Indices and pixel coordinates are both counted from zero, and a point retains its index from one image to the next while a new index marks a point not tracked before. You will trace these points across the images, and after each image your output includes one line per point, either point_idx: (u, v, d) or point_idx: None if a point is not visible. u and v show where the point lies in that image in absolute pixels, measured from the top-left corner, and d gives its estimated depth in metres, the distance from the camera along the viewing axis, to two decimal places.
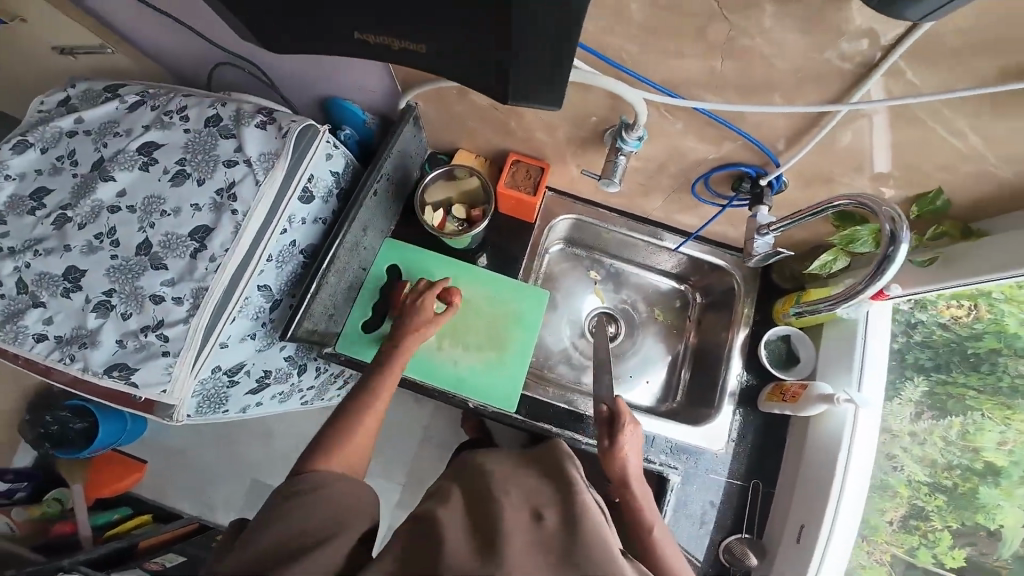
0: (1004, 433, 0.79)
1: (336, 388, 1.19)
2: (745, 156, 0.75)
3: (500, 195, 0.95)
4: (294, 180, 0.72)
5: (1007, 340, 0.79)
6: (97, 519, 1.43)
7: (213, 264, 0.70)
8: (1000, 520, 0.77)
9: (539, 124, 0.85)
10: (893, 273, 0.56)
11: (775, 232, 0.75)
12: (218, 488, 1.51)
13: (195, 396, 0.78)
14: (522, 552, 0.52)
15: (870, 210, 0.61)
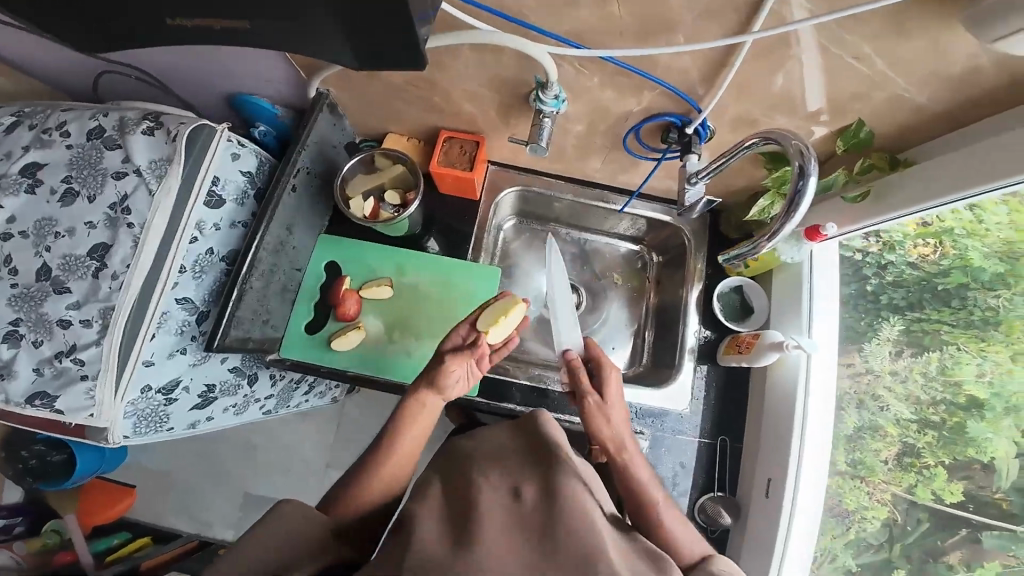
0: (982, 365, 0.77)
1: (302, 394, 1.15)
2: (666, 105, 0.73)
3: (433, 173, 0.90)
4: (193, 185, 0.70)
5: (973, 274, 0.77)
6: (96, 545, 1.45)
7: (117, 282, 0.68)
8: (991, 452, 0.76)
9: (460, 97, 0.82)
10: (805, 204, 0.54)
11: (704, 180, 0.73)
12: (213, 505, 1.52)
13: (128, 418, 0.75)
14: (504, 531, 0.51)
15: (781, 145, 0.58)
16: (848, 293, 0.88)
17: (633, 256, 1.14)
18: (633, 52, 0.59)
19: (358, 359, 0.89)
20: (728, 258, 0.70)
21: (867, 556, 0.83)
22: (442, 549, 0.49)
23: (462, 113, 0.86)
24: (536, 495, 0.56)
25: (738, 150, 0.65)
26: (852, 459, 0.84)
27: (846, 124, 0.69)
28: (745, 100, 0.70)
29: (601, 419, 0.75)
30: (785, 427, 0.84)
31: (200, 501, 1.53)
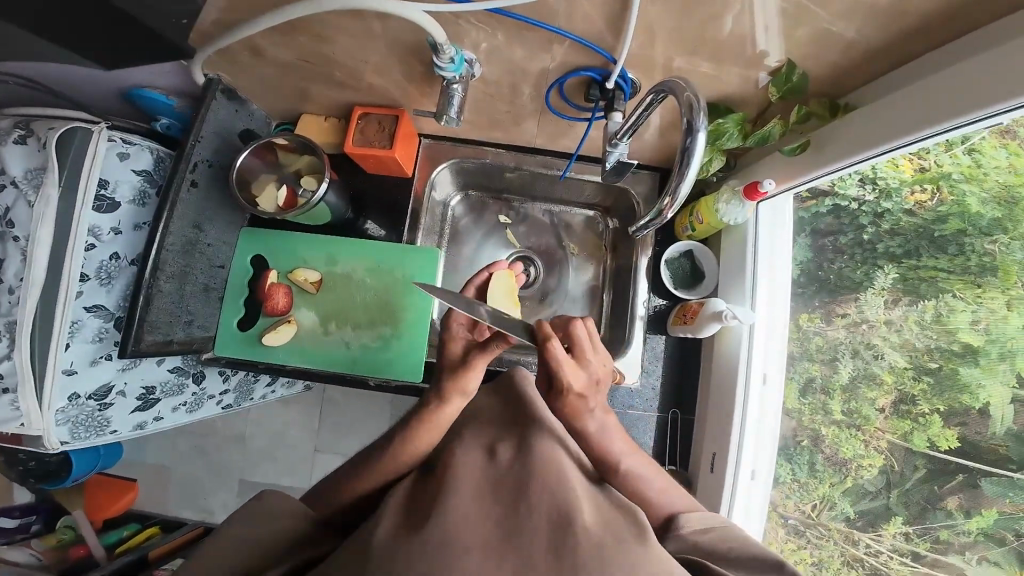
0: (976, 312, 0.62)
1: (266, 385, 1.14)
2: (582, 58, 0.65)
3: (349, 154, 0.84)
4: (80, 189, 0.68)
5: (971, 221, 0.62)
6: (107, 538, 1.51)
7: (14, 296, 0.67)
8: (986, 398, 0.60)
9: (362, 68, 0.75)
10: (693, 167, 0.51)
11: (625, 140, 0.66)
12: (214, 493, 1.59)
13: (62, 425, 0.75)
14: (476, 498, 0.53)
15: (675, 96, 0.53)
16: (844, 242, 0.76)
17: (591, 222, 1.09)
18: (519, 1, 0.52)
19: (296, 351, 0.87)
20: (638, 230, 0.70)
21: (865, 505, 0.71)
22: (414, 528, 0.50)
23: (369, 84, 0.79)
24: (509, 460, 0.58)
25: (641, 108, 0.59)
26: (847, 408, 0.74)
27: (776, 66, 0.62)
28: (659, 47, 0.63)
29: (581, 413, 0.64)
30: (730, 396, 0.81)
31: (200, 492, 1.59)
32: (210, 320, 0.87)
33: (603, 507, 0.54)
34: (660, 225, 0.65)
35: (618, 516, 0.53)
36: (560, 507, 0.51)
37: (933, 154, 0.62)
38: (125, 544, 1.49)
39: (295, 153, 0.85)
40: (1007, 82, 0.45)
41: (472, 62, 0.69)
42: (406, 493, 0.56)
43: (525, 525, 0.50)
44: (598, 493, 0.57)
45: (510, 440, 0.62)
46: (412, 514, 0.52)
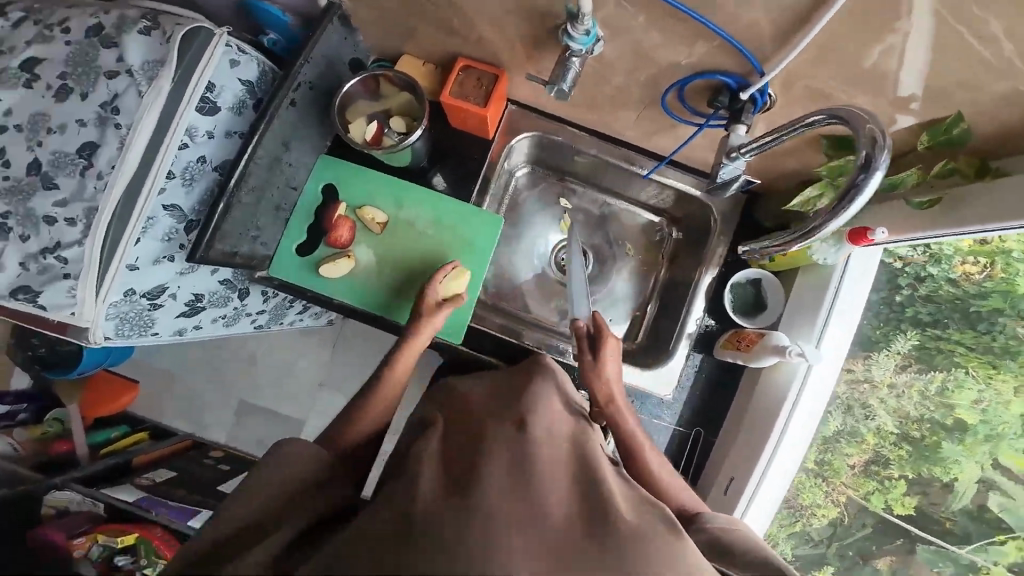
0: (982, 393, 0.71)
1: (293, 313, 1.21)
2: (721, 61, 0.57)
3: (442, 103, 0.82)
4: (188, 89, 0.68)
5: (1013, 301, 0.69)
6: (95, 437, 1.50)
7: (100, 182, 0.66)
8: (955, 473, 0.72)
9: (481, 21, 0.71)
10: (858, 205, 0.47)
11: (747, 157, 0.60)
12: (211, 408, 1.65)
13: (111, 319, 0.76)
14: (508, 470, 0.53)
15: (852, 128, 0.49)
16: (896, 297, 0.77)
17: (652, 228, 1.06)
18: None
19: (349, 285, 0.90)
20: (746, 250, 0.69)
21: (804, 550, 0.79)
22: (442, 496, 0.50)
23: (479, 37, 0.75)
24: (540, 438, 0.59)
25: (792, 124, 0.54)
26: (827, 458, 0.81)
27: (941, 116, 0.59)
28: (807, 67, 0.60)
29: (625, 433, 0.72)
30: (766, 427, 0.79)
31: (200, 403, 1.66)
32: (273, 238, 0.89)
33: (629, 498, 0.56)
34: (772, 253, 0.65)
35: (641, 503, 0.55)
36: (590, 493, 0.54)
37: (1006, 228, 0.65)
38: (111, 445, 1.49)
39: (385, 92, 0.84)
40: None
41: (599, 40, 0.61)
42: (437, 461, 0.56)
43: (557, 503, 0.52)
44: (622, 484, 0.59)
45: (540, 414, 0.63)
46: (447, 480, 0.53)
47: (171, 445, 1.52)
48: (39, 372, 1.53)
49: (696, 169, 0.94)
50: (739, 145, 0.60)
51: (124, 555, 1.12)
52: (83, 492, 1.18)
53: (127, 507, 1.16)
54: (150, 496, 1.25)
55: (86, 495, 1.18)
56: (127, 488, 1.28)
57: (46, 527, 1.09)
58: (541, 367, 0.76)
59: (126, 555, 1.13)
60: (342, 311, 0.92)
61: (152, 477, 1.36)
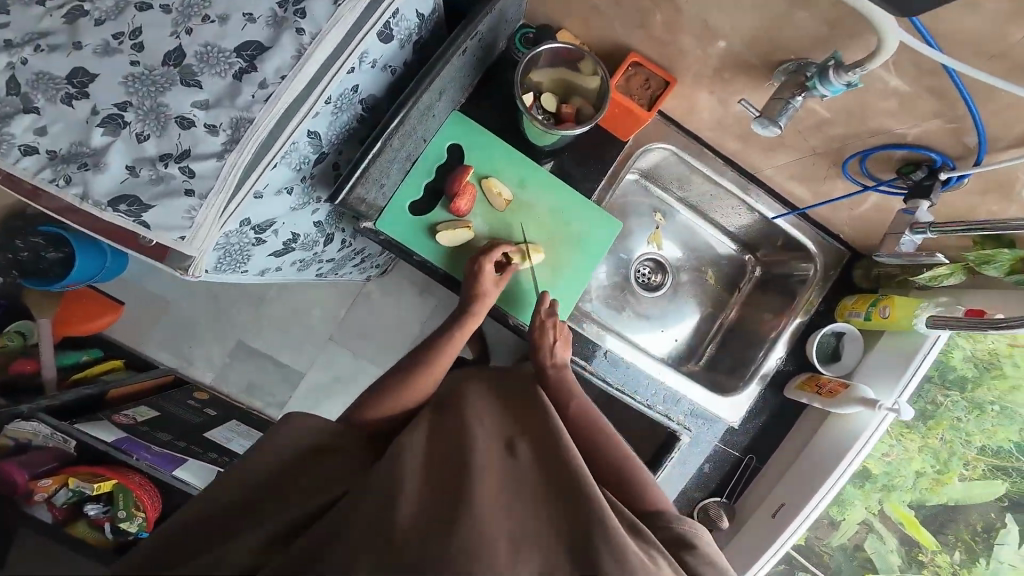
0: (892, 446, 0.88)
1: (352, 266, 1.15)
2: (943, 139, 0.59)
3: (610, 100, 0.78)
4: (378, 9, 0.59)
5: (942, 369, 0.86)
6: (64, 359, 1.32)
7: (263, 92, 0.57)
8: (846, 514, 0.91)
9: (688, 27, 0.67)
10: None
11: (931, 232, 0.64)
12: (201, 343, 1.46)
13: (217, 250, 0.68)
14: (489, 485, 0.56)
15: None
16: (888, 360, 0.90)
17: (738, 261, 1.12)
18: (982, 74, 0.45)
19: (453, 253, 0.86)
20: (934, 325, 0.76)
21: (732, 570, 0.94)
22: (428, 509, 0.54)
23: (673, 42, 0.71)
24: (528, 459, 0.61)
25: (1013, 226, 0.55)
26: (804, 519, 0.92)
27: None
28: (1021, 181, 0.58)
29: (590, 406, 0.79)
30: (822, 473, 0.86)
31: (192, 339, 1.46)
32: (390, 189, 0.82)
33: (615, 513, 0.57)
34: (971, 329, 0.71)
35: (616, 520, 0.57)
36: (575, 504, 0.55)
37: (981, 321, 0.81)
38: (82, 372, 1.31)
39: (550, 68, 0.80)
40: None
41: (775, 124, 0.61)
42: (422, 466, 0.58)
43: (535, 539, 0.54)
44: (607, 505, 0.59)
45: (530, 439, 0.63)
46: (434, 495, 0.55)
47: (155, 378, 1.35)
48: (14, 281, 1.29)
49: (827, 230, 0.96)
50: (924, 221, 0.64)
51: (95, 503, 0.99)
52: (52, 426, 1.03)
53: (103, 449, 1.02)
54: (131, 436, 1.10)
55: (56, 430, 1.03)
56: (103, 425, 1.12)
57: (6, 463, 0.98)
58: (535, 399, 0.69)
59: (98, 504, 1.00)
60: (435, 276, 0.87)
61: (134, 415, 1.18)
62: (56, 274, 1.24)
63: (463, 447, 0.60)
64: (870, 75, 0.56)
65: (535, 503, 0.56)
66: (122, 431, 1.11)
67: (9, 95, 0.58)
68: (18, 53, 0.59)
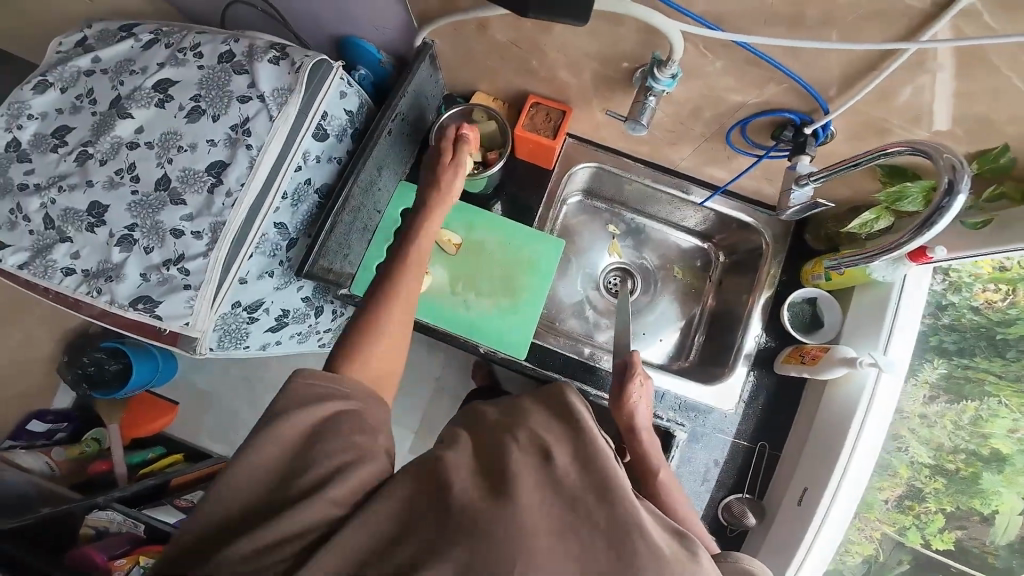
0: (1018, 421, 0.78)
1: None
2: (787, 101, 0.66)
3: (516, 137, 0.91)
4: (307, 116, 0.72)
5: None
6: (133, 458, 1.49)
7: (229, 199, 0.71)
8: (995, 505, 0.78)
9: (559, 62, 0.79)
10: (942, 229, 0.53)
11: (815, 184, 0.67)
12: (246, 429, 1.57)
13: (215, 330, 0.81)
14: (531, 496, 0.48)
15: (926, 158, 0.53)
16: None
17: (698, 251, 1.14)
18: (767, 41, 0.54)
19: (423, 305, 0.95)
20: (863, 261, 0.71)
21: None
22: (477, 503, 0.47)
23: (551, 78, 0.84)
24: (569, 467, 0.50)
25: (872, 152, 0.58)
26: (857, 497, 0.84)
27: (987, 146, 0.60)
28: (877, 111, 0.62)
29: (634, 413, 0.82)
30: (832, 447, 0.82)
31: (237, 425, 1.57)
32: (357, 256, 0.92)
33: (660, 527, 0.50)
34: (852, 267, 0.74)
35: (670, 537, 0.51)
36: (620, 514, 0.47)
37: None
38: (148, 467, 1.46)
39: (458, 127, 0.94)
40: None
41: (639, 124, 0.72)
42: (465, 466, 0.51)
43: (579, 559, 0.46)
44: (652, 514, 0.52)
45: (568, 445, 0.52)
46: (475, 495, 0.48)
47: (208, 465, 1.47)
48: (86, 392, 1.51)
49: (759, 202, 1.00)
50: (808, 173, 0.67)
51: None
52: (123, 513, 1.17)
53: (168, 528, 1.14)
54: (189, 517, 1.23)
55: (128, 516, 1.17)
56: (167, 509, 1.28)
57: (88, 548, 1.12)
58: (577, 410, 0.56)
59: None
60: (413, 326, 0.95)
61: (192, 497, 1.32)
62: (117, 384, 1.47)
63: (496, 448, 0.53)
64: (697, 67, 0.67)
65: (586, 521, 0.47)
66: (182, 513, 1.25)
67: (48, 230, 0.77)
68: (47, 194, 0.77)
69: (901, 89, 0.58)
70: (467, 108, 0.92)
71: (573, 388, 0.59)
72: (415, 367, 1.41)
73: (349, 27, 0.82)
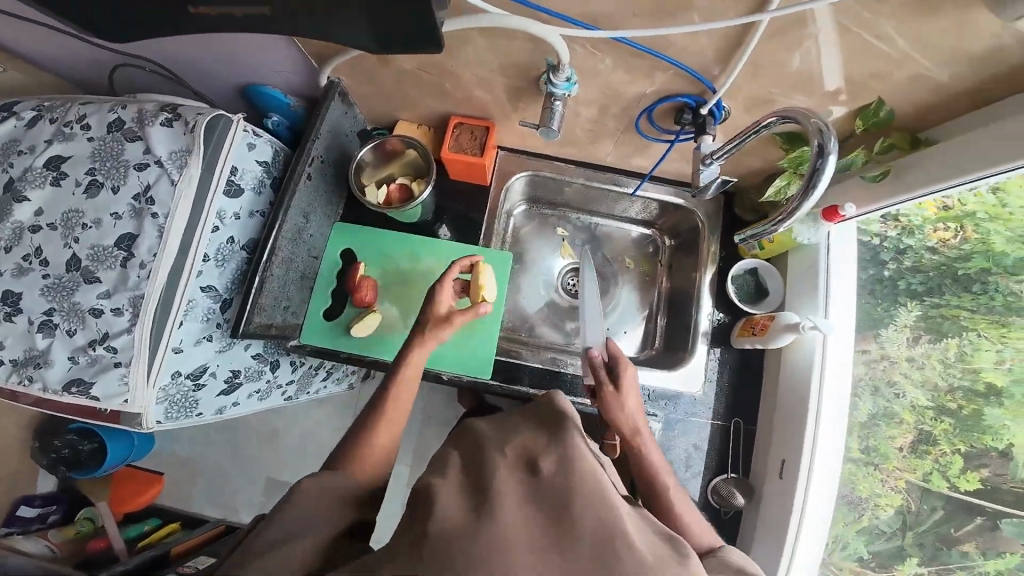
0: (1002, 352, 0.73)
1: (320, 379, 1.19)
2: (678, 84, 0.69)
3: (444, 160, 0.90)
4: (214, 174, 0.71)
5: (996, 259, 0.73)
6: (129, 531, 1.38)
7: (144, 270, 0.70)
8: (1008, 440, 0.72)
9: (472, 82, 0.79)
10: (823, 186, 0.51)
11: (719, 161, 0.69)
12: (238, 489, 1.50)
13: (161, 403, 0.78)
14: (517, 506, 0.50)
15: (801, 124, 0.55)
16: (863, 278, 0.85)
17: (645, 239, 1.15)
18: (643, 33, 0.56)
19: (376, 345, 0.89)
20: (749, 240, 0.73)
21: (881, 546, 0.80)
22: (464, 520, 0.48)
23: (462, 96, 0.84)
24: (556, 476, 0.52)
25: (753, 128, 0.61)
26: (865, 445, 0.82)
27: (865, 102, 0.64)
28: (762, 83, 0.65)
29: (620, 406, 0.78)
30: (798, 413, 0.82)
31: (230, 486, 1.51)
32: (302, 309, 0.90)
33: (643, 529, 0.53)
34: (764, 238, 0.69)
35: (653, 534, 0.53)
36: (607, 518, 0.50)
37: (959, 194, 0.71)
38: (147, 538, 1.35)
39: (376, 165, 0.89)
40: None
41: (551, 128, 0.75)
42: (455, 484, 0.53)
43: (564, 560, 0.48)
44: (638, 518, 0.55)
45: (552, 455, 0.54)
46: (462, 513, 0.49)
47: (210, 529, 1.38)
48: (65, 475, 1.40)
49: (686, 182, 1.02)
50: (711, 152, 0.70)
51: None
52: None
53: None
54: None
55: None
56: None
57: None
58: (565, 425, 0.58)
59: None
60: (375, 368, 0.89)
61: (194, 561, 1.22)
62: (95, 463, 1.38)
63: (483, 465, 0.54)
64: (589, 65, 0.70)
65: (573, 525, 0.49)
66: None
67: None
68: None
69: (777, 54, 0.60)
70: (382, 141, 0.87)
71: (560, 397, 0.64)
72: None
73: (254, 77, 0.83)
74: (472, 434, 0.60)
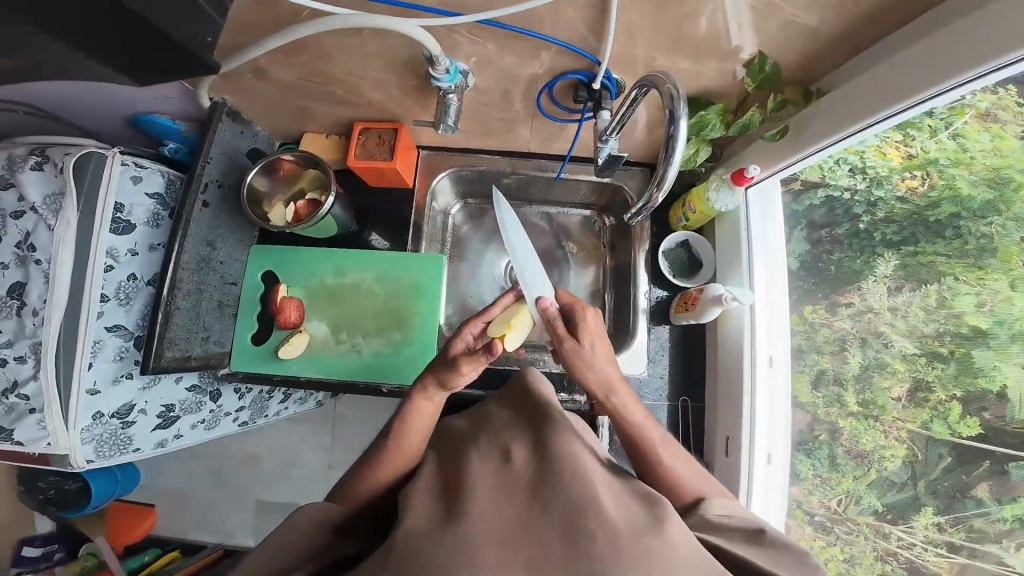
0: (982, 294, 0.61)
1: (279, 401, 1.09)
2: (563, 62, 0.69)
3: (354, 169, 0.85)
4: (97, 213, 0.70)
5: (965, 204, 0.62)
6: (131, 563, 1.30)
7: (37, 317, 0.68)
8: (1001, 380, 0.59)
9: (365, 85, 0.76)
10: (678, 150, 0.53)
11: (616, 135, 0.69)
12: (232, 514, 1.37)
13: (87, 444, 0.73)
14: (487, 490, 0.49)
15: (657, 89, 0.55)
16: (839, 233, 0.76)
17: (588, 222, 1.08)
18: (504, 12, 0.54)
19: (309, 363, 0.87)
20: (633, 217, 0.71)
21: (891, 497, 0.68)
22: (432, 520, 0.46)
23: (363, 98, 0.80)
24: (526, 458, 0.53)
25: (625, 103, 0.62)
26: (862, 398, 0.72)
27: (748, 58, 0.64)
28: (639, 47, 0.66)
29: (586, 365, 0.66)
30: (736, 382, 0.81)
31: (220, 513, 1.38)
32: (227, 336, 0.88)
33: (622, 500, 0.49)
34: (651, 211, 0.67)
35: (635, 503, 0.49)
36: (583, 491, 0.47)
37: (918, 140, 0.63)
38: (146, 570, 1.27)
39: (270, 183, 0.85)
40: (955, 60, 0.48)
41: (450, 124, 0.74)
42: (431, 482, 0.54)
43: (538, 540, 0.44)
44: (619, 488, 0.51)
45: (524, 442, 0.56)
46: (431, 514, 0.47)
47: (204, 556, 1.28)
48: (55, 513, 1.28)
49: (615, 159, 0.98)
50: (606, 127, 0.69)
51: None
52: None
53: None
54: None
55: None
56: None
57: None
58: (550, 415, 0.63)
59: None
60: (310, 387, 0.86)
61: None
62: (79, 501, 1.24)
63: (460, 460, 0.56)
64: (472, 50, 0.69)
65: (546, 506, 0.46)
66: None
67: None
68: None
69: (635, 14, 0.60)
70: (270, 160, 0.82)
71: (533, 379, 0.76)
72: (358, 415, 1.36)
73: (144, 105, 0.82)
74: (455, 442, 0.64)
